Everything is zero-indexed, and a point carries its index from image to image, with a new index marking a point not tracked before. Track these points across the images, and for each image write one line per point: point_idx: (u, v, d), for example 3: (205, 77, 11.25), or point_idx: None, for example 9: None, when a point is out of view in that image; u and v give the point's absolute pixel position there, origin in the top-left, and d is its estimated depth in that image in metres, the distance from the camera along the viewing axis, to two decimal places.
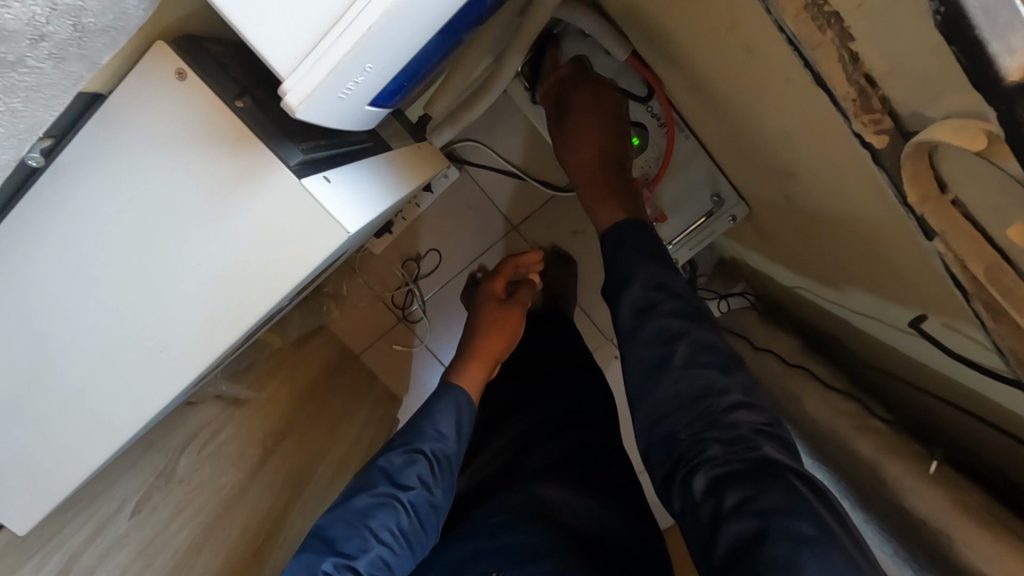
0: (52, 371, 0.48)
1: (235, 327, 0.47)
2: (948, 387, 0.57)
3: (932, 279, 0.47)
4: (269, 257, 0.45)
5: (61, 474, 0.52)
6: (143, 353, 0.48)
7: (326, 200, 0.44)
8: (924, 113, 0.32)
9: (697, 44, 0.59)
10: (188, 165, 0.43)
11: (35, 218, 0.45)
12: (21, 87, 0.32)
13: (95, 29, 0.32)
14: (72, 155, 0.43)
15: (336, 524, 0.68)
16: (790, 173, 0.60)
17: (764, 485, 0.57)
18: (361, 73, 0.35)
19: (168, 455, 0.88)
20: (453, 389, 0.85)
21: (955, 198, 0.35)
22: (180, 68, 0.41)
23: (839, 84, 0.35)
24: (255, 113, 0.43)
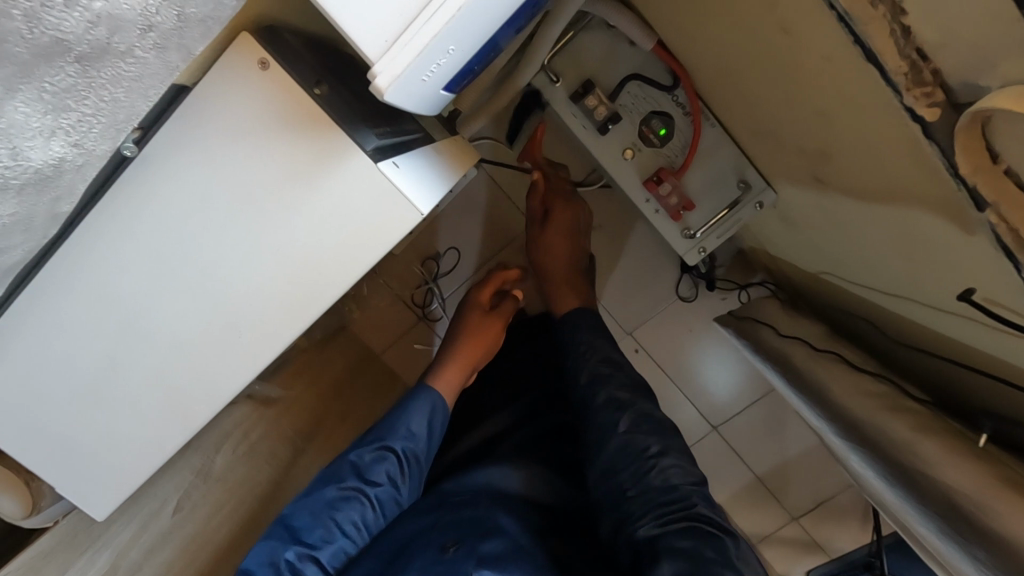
0: (130, 360, 0.51)
1: (309, 309, 0.50)
2: (985, 363, 0.57)
3: (970, 249, 0.47)
4: (333, 245, 0.47)
5: (139, 454, 0.55)
6: (219, 339, 0.50)
7: (402, 182, 0.45)
8: (978, 83, 0.33)
9: (729, 30, 0.59)
10: (260, 156, 0.45)
11: (114, 210, 0.46)
12: (125, 77, 0.36)
13: (195, 20, 0.35)
14: (154, 147, 0.44)
15: (302, 512, 0.70)
16: (826, 156, 0.60)
17: (694, 538, 0.62)
18: (443, 56, 0.36)
19: (204, 455, 0.90)
20: (429, 388, 0.82)
21: (1007, 168, 0.35)
22: (263, 58, 0.42)
23: (888, 57, 0.36)
24: (331, 100, 0.45)
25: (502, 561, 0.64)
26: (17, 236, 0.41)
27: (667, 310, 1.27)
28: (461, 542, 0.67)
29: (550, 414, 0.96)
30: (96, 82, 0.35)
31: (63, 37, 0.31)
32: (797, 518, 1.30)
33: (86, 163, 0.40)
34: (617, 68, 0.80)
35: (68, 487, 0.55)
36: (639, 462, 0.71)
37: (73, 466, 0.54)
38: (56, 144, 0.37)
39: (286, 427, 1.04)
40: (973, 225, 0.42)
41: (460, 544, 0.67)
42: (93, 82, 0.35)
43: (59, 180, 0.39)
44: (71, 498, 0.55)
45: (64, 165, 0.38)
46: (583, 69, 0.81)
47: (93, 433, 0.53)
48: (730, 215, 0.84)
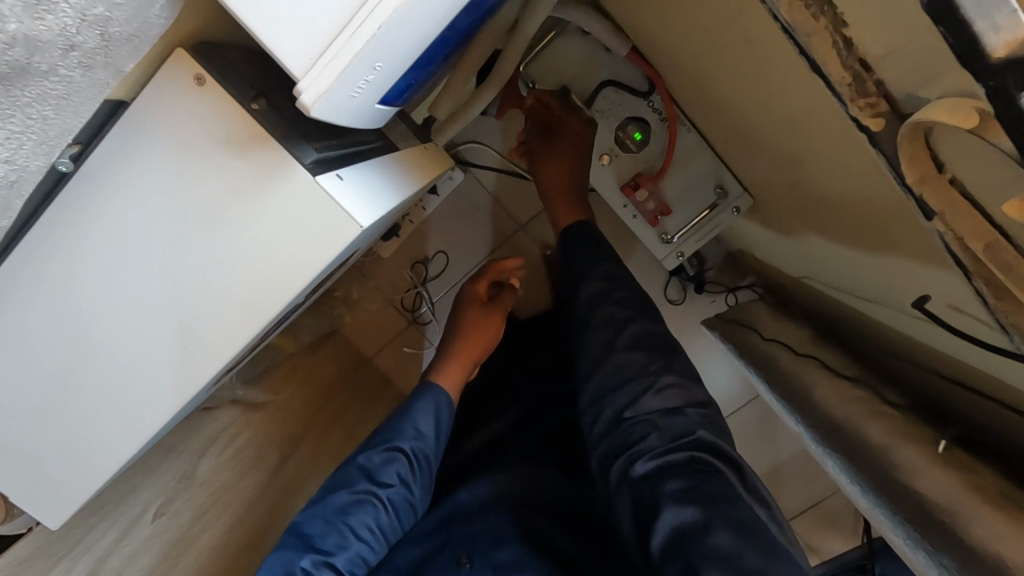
0: (79, 371, 0.51)
1: (253, 322, 0.48)
2: (961, 370, 0.57)
3: (937, 259, 0.48)
4: (282, 256, 0.46)
5: (103, 467, 0.54)
6: (163, 353, 0.50)
7: (342, 197, 0.45)
8: (919, 94, 0.33)
9: (698, 39, 0.59)
10: (202, 169, 0.45)
11: (60, 224, 0.47)
12: (51, 95, 0.36)
13: (120, 38, 0.36)
14: (96, 162, 0.45)
15: (313, 520, 0.70)
16: (797, 159, 0.60)
17: (694, 477, 0.60)
18: (372, 72, 0.37)
19: (188, 460, 0.92)
20: (433, 386, 0.83)
21: (952, 178, 0.36)
22: (198, 73, 0.43)
23: (833, 69, 0.35)
24: (270, 115, 0.44)
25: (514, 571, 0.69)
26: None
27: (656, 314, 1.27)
28: (475, 556, 0.72)
29: (537, 418, 0.96)
30: (20, 101, 0.35)
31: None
32: (790, 520, 1.31)
33: (20, 179, 0.41)
34: (591, 74, 0.81)
35: (32, 492, 0.55)
36: (637, 382, 0.68)
37: (38, 473, 0.54)
38: None
39: (271, 430, 1.04)
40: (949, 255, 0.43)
41: (474, 560, 0.72)
42: (18, 100, 0.35)
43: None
44: (28, 507, 0.56)
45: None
46: (558, 76, 0.81)
47: (49, 444, 0.53)
48: (710, 217, 0.84)
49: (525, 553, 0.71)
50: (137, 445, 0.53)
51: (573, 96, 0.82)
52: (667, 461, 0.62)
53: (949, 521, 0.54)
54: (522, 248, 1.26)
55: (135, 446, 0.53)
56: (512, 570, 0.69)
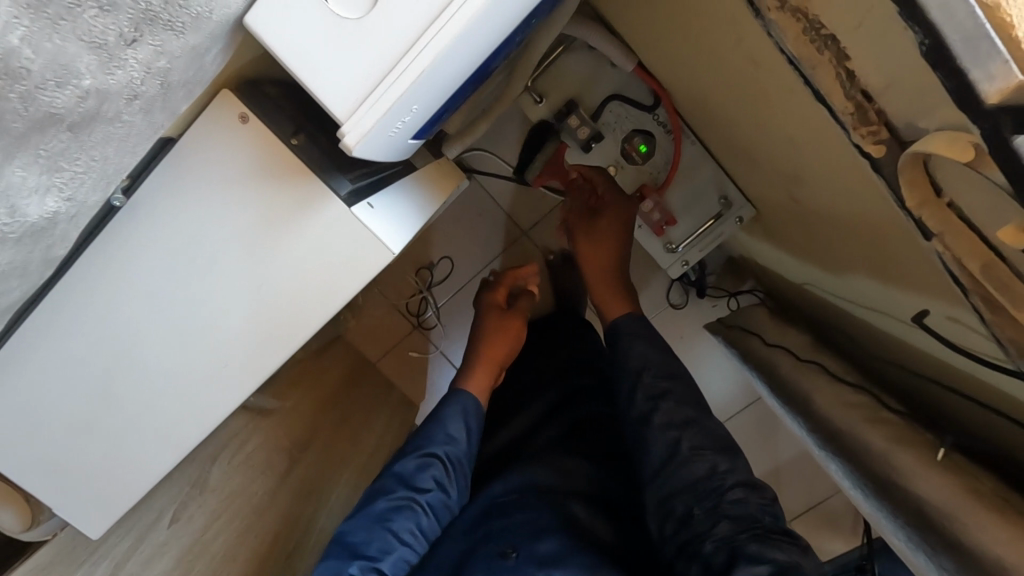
0: (125, 389, 0.53)
1: (288, 341, 0.51)
2: (956, 378, 0.60)
3: (928, 274, 0.50)
4: (320, 279, 0.49)
5: (139, 475, 0.57)
6: (210, 370, 0.52)
7: (374, 225, 0.48)
8: (918, 125, 0.35)
9: (703, 59, 0.61)
10: (245, 202, 0.47)
11: (110, 254, 0.48)
12: (114, 137, 0.38)
13: (177, 85, 0.39)
14: (147, 197, 0.47)
15: (357, 530, 0.71)
16: (797, 177, 0.62)
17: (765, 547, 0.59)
18: (408, 113, 0.39)
19: (200, 466, 0.94)
20: (459, 393, 0.87)
21: (950, 201, 0.38)
22: (243, 112, 0.45)
23: (836, 98, 0.38)
24: (308, 148, 0.46)
25: (559, 563, 0.70)
26: (14, 281, 0.42)
27: (659, 319, 1.29)
28: (520, 548, 0.73)
29: (546, 424, 0.98)
30: (87, 145, 0.37)
31: (54, 112, 0.33)
32: (790, 521, 1.32)
33: (79, 212, 0.42)
34: (597, 86, 0.82)
35: (67, 506, 0.56)
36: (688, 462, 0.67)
37: (76, 486, 0.56)
38: (51, 200, 0.38)
39: (282, 436, 1.06)
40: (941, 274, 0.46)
41: (519, 551, 0.73)
42: (86, 143, 0.37)
43: (52, 230, 0.41)
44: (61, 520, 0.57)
45: (58, 219, 0.40)
46: (564, 91, 0.82)
47: (95, 459, 0.55)
48: (715, 227, 0.86)
49: (569, 547, 0.72)
50: (174, 455, 0.56)
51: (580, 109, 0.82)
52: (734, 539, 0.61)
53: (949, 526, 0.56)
54: (527, 254, 1.29)
55: (174, 455, 0.56)
56: (557, 562, 0.70)
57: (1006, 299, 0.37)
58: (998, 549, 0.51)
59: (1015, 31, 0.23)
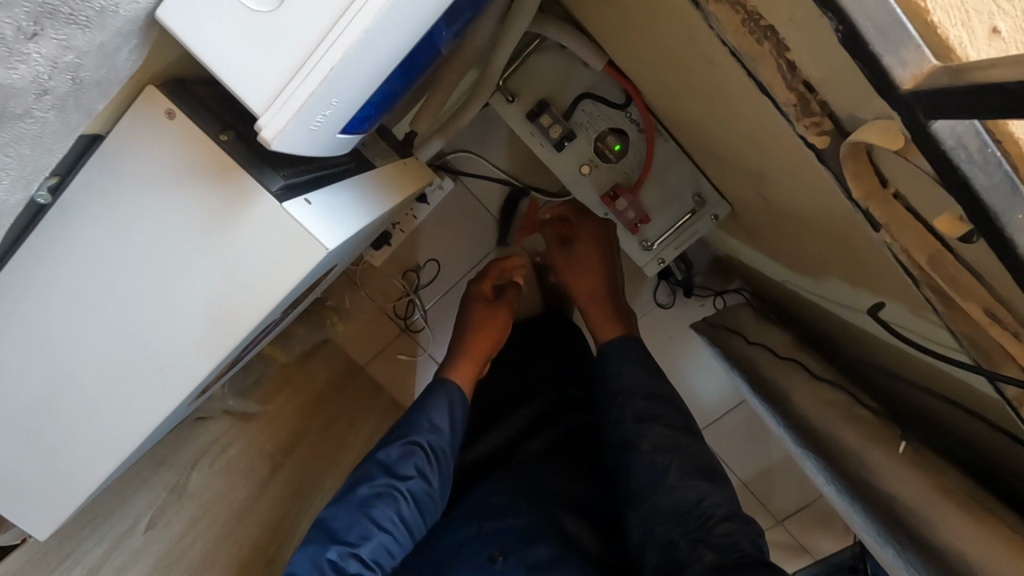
0: (59, 392, 0.50)
1: (229, 338, 0.47)
2: (925, 373, 0.59)
3: (884, 273, 0.50)
4: (254, 276, 0.46)
5: (74, 490, 0.52)
6: (142, 374, 0.49)
7: (307, 219, 0.45)
8: (859, 116, 0.34)
9: (664, 59, 0.61)
10: (177, 198, 0.45)
11: (42, 250, 0.46)
12: (26, 135, 0.37)
13: (90, 81, 0.38)
14: (77, 193, 0.45)
15: (339, 515, 0.72)
16: (761, 174, 0.62)
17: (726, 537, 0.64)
18: (328, 108, 0.39)
19: (179, 472, 0.93)
20: (445, 383, 0.87)
21: (897, 193, 0.37)
22: (169, 108, 0.43)
23: (778, 90, 0.38)
24: (239, 145, 0.45)
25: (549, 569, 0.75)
26: None
27: (645, 321, 1.29)
28: (508, 552, 0.77)
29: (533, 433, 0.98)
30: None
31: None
32: (782, 521, 1.32)
33: (0, 212, 0.41)
34: (569, 85, 0.81)
35: (5, 519, 0.53)
36: (655, 462, 0.71)
37: (13, 498, 0.53)
38: None
39: (265, 441, 1.06)
40: (896, 270, 0.45)
41: (507, 555, 0.77)
42: None
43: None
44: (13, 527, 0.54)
45: None
46: (536, 91, 0.82)
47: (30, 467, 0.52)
48: (689, 224, 0.86)
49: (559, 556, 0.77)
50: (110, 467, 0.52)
51: (552, 109, 0.81)
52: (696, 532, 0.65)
53: (916, 522, 0.56)
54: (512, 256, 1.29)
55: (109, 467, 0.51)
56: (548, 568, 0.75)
57: (954, 289, 0.37)
58: (965, 541, 0.51)
59: (930, 17, 0.24)
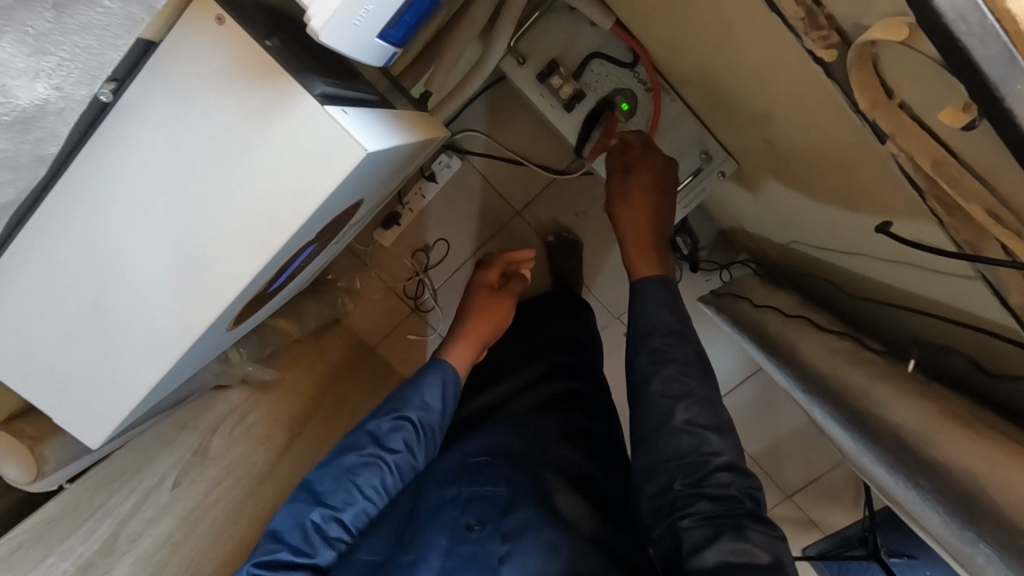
0: (101, 313, 0.48)
1: (267, 249, 0.45)
2: (930, 304, 0.60)
3: (893, 200, 0.51)
4: (292, 189, 0.43)
5: (113, 408, 0.51)
6: (177, 291, 0.47)
7: (349, 125, 0.43)
8: (862, 24, 0.36)
9: (673, 8, 0.63)
10: (218, 107, 0.42)
11: (90, 161, 0.44)
12: (95, 25, 0.35)
13: None
14: (135, 100, 0.43)
15: (324, 479, 0.72)
16: (769, 116, 0.64)
17: (740, 537, 0.58)
18: (370, 2, 0.37)
19: (201, 435, 0.94)
20: (440, 362, 0.86)
21: (901, 103, 0.39)
22: (220, 14, 0.41)
23: (787, 6, 0.40)
24: (282, 52, 0.43)
25: (525, 535, 0.67)
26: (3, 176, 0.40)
27: None
28: (486, 522, 0.70)
29: (540, 389, 0.96)
30: (70, 30, 0.34)
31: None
32: (790, 496, 1.33)
33: (66, 108, 0.38)
34: (576, 46, 0.83)
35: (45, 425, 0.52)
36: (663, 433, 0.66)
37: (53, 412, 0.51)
38: (40, 86, 0.36)
39: (280, 412, 1.08)
40: (906, 189, 0.47)
41: (485, 526, 0.69)
42: (65, 28, 0.34)
43: (42, 121, 0.38)
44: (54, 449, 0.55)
45: (45, 108, 0.37)
46: (546, 53, 0.84)
47: (60, 386, 0.50)
48: (695, 182, 0.88)
49: (537, 521, 0.69)
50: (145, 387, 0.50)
51: (562, 68, 0.83)
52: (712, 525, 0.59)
53: (923, 451, 0.57)
54: (520, 233, 1.31)
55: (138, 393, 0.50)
56: (523, 537, 0.67)
57: (954, 191, 0.39)
58: (970, 459, 0.52)
59: None
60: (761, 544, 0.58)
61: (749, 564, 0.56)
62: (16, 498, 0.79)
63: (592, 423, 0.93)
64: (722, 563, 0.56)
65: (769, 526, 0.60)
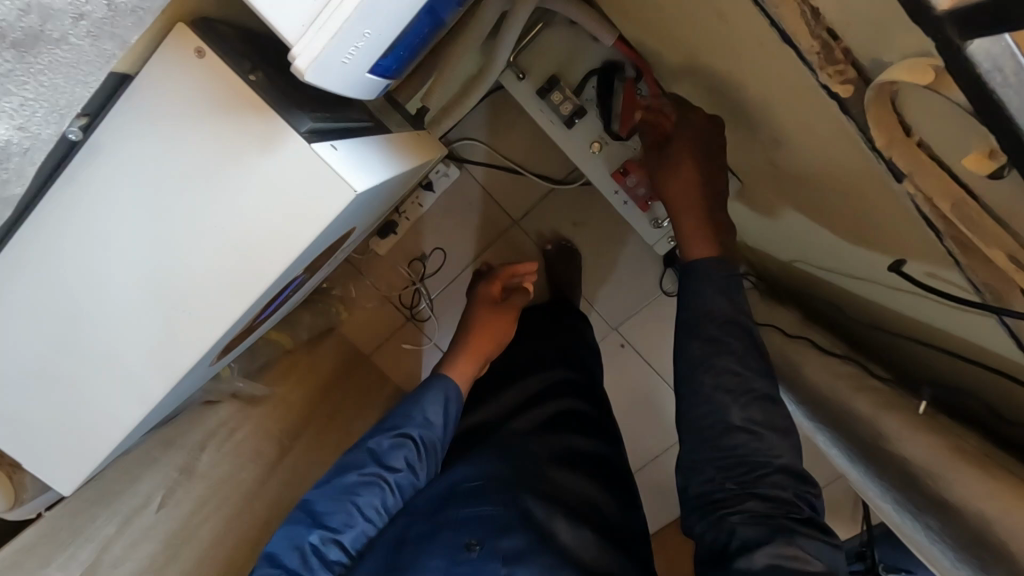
0: (74, 356, 0.46)
1: (254, 290, 0.43)
2: (936, 336, 0.58)
3: (905, 233, 0.49)
4: (279, 227, 0.41)
5: (89, 454, 0.48)
6: (154, 332, 0.45)
7: (337, 163, 0.41)
8: (883, 59, 0.35)
9: (679, 25, 0.61)
10: (196, 142, 0.41)
11: (57, 201, 0.42)
12: (63, 64, 0.32)
13: (126, 9, 0.32)
14: (105, 135, 0.41)
15: (323, 499, 0.70)
16: (776, 140, 0.62)
17: (798, 548, 0.53)
18: (362, 39, 0.36)
19: (189, 453, 0.90)
20: (443, 376, 0.83)
21: (921, 141, 0.38)
22: (199, 47, 0.39)
23: (802, 39, 0.38)
24: (267, 86, 0.41)
25: (523, 561, 0.68)
26: None
27: (652, 306, 1.27)
28: (485, 541, 0.70)
29: (545, 407, 0.92)
30: (33, 69, 0.30)
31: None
32: None
33: (32, 148, 0.34)
34: (578, 62, 0.81)
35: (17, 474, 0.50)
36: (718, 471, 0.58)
37: (26, 458, 0.49)
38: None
39: (271, 426, 1.05)
40: (919, 226, 0.45)
41: (483, 545, 0.69)
42: (30, 68, 0.30)
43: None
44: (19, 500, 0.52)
45: (9, 148, 0.33)
46: (547, 68, 0.82)
47: (33, 432, 0.48)
48: None
49: (533, 546, 0.70)
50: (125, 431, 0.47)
51: (563, 84, 0.81)
52: (766, 526, 0.54)
53: (931, 488, 0.55)
54: (518, 243, 1.29)
55: (115, 439, 0.48)
56: (521, 560, 0.68)
57: (975, 234, 0.37)
58: (979, 501, 0.50)
59: None
60: (815, 554, 0.53)
61: (802, 575, 0.51)
62: None
63: (600, 440, 0.90)
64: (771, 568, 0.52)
65: (827, 536, 0.55)
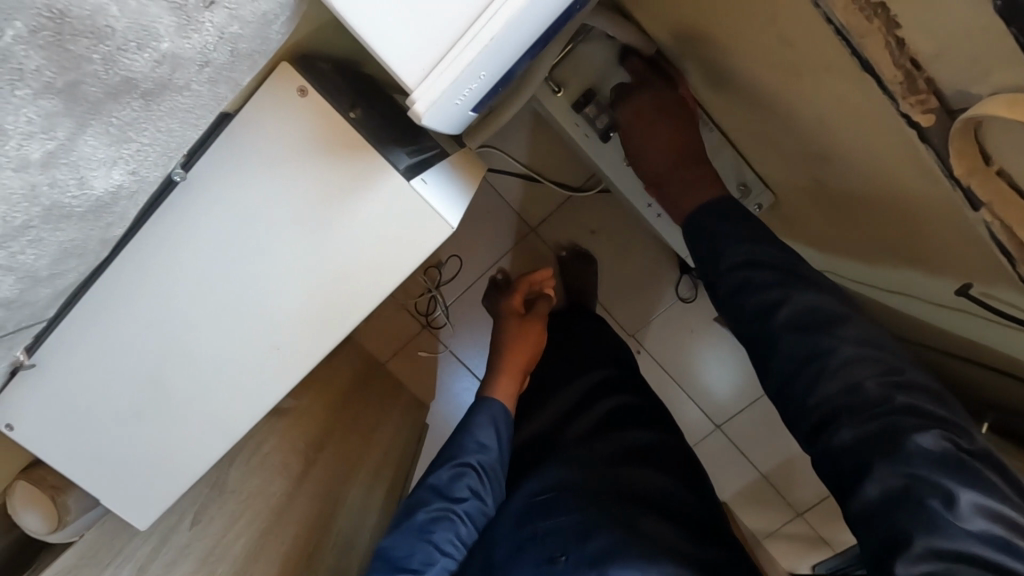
0: (185, 364, 0.51)
1: (350, 317, 0.50)
2: (982, 351, 0.58)
3: (969, 252, 0.49)
4: (377, 253, 0.48)
5: (197, 452, 0.55)
6: (260, 344, 0.51)
7: (432, 198, 0.46)
8: (969, 91, 0.35)
9: (732, 41, 0.61)
10: (300, 177, 0.46)
11: (167, 230, 0.47)
12: (180, 108, 0.37)
13: (244, 54, 0.37)
14: (209, 173, 0.45)
15: (398, 543, 0.68)
16: (826, 158, 0.61)
17: (905, 454, 0.46)
18: (474, 81, 0.38)
19: (219, 467, 0.90)
20: (485, 402, 0.84)
21: (1000, 169, 0.38)
22: (303, 85, 0.44)
23: (885, 68, 0.38)
24: (365, 122, 0.47)
25: (613, 559, 0.66)
26: (72, 261, 0.40)
27: (669, 311, 1.26)
28: (569, 552, 0.69)
29: (599, 407, 0.92)
30: (155, 115, 0.35)
31: (132, 76, 0.32)
32: (803, 513, 1.31)
33: (139, 189, 0.40)
34: (612, 76, 0.80)
35: (124, 476, 0.54)
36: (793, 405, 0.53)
37: (134, 464, 0.54)
38: (117, 172, 0.36)
39: (296, 439, 1.04)
40: (985, 246, 0.45)
41: (569, 555, 0.68)
42: (154, 114, 0.35)
43: (114, 207, 0.39)
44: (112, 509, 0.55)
45: (120, 193, 0.38)
46: (582, 81, 0.81)
47: (143, 438, 0.53)
48: None
49: (623, 540, 0.68)
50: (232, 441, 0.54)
51: (598, 98, 0.81)
52: (862, 434, 0.48)
53: None
54: (536, 249, 1.28)
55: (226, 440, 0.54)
56: (612, 558, 0.66)
57: None
58: None
59: None
60: (934, 463, 0.45)
61: (916, 494, 0.44)
62: (16, 540, 0.76)
63: (657, 431, 0.90)
64: (885, 497, 0.45)
65: (941, 423, 0.47)
